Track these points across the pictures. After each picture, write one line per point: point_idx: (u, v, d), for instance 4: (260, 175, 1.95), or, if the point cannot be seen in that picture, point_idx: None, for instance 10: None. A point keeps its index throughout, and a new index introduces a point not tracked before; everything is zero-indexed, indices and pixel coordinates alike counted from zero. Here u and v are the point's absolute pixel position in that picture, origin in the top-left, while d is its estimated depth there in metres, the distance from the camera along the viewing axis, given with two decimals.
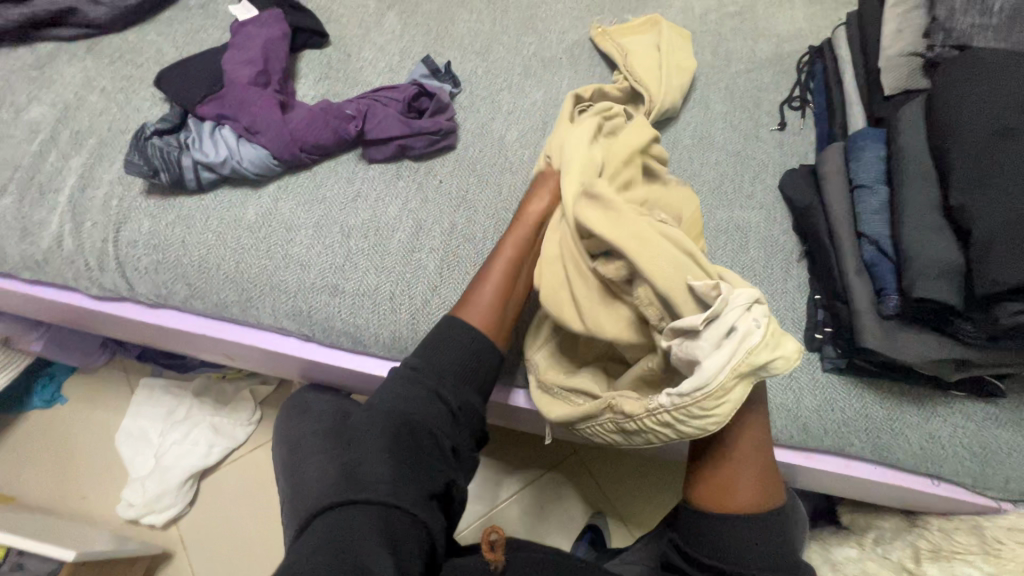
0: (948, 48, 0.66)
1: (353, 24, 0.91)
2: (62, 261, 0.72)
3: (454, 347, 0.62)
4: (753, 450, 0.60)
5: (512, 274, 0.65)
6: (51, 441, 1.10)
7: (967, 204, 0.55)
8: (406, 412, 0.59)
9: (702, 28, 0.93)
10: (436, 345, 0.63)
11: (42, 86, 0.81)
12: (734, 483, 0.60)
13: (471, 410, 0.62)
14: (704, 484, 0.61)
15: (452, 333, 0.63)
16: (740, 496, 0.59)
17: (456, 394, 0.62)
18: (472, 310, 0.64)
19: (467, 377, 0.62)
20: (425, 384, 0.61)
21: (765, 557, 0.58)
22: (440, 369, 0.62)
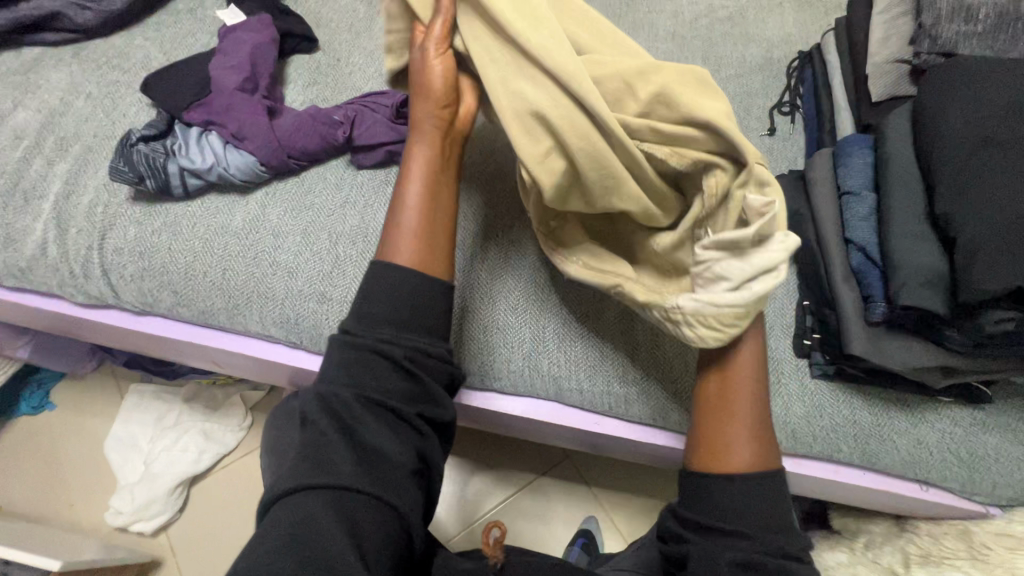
0: (935, 55, 0.66)
1: (343, 29, 0.90)
2: (47, 269, 0.72)
3: (393, 293, 0.54)
4: (745, 388, 0.55)
5: (431, 190, 0.58)
6: (39, 448, 1.09)
7: (951, 212, 0.55)
8: (351, 378, 0.51)
9: (692, 33, 0.93)
10: (373, 297, 0.54)
11: (27, 91, 0.80)
12: (735, 431, 0.53)
13: (428, 358, 0.53)
14: (700, 438, 0.55)
15: (387, 276, 0.54)
16: (741, 445, 0.53)
17: (400, 340, 0.52)
18: (398, 241, 0.56)
19: (414, 320, 0.54)
20: (360, 347, 0.52)
21: (769, 510, 0.50)
22: (378, 323, 0.53)
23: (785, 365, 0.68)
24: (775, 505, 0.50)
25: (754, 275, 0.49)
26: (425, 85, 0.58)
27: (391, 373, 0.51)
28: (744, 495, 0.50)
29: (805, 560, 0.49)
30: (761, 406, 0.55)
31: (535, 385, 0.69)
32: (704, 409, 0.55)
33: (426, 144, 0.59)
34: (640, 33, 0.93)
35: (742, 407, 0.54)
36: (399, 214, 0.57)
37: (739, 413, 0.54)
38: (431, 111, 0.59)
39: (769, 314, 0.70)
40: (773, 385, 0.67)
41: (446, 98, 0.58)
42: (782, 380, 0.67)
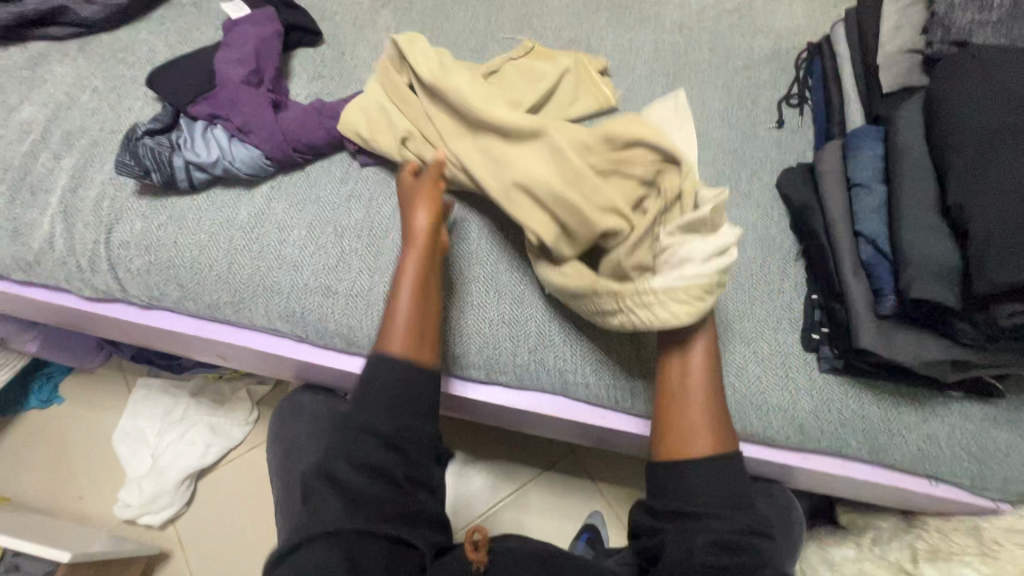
0: (948, 44, 0.65)
1: (347, 22, 0.90)
2: (55, 263, 0.72)
3: (384, 380, 0.56)
4: (702, 378, 0.59)
5: (421, 291, 0.60)
6: (48, 441, 1.10)
7: (964, 203, 0.54)
8: (344, 451, 0.54)
9: (700, 25, 0.92)
10: (367, 385, 0.56)
11: (34, 85, 0.80)
12: (691, 424, 0.57)
13: (414, 429, 0.55)
14: (668, 428, 0.58)
15: (379, 369, 0.56)
16: (702, 430, 0.57)
17: (392, 422, 0.54)
18: (393, 335, 0.58)
19: (406, 405, 0.55)
20: (353, 424, 0.55)
21: (732, 489, 0.55)
22: (368, 407, 0.55)
23: (793, 359, 0.67)
24: (737, 484, 0.55)
25: (713, 252, 0.55)
26: (411, 209, 0.63)
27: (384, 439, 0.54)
28: (708, 477, 0.55)
29: (770, 536, 0.54)
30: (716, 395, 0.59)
31: (541, 379, 0.69)
32: (667, 398, 0.60)
33: (415, 253, 0.62)
34: (646, 25, 0.92)
35: (700, 396, 0.59)
36: (391, 313, 0.59)
37: (696, 401, 0.58)
38: (420, 222, 0.63)
39: (777, 308, 0.70)
40: (780, 379, 0.66)
41: (433, 211, 0.63)
42: (790, 374, 0.67)
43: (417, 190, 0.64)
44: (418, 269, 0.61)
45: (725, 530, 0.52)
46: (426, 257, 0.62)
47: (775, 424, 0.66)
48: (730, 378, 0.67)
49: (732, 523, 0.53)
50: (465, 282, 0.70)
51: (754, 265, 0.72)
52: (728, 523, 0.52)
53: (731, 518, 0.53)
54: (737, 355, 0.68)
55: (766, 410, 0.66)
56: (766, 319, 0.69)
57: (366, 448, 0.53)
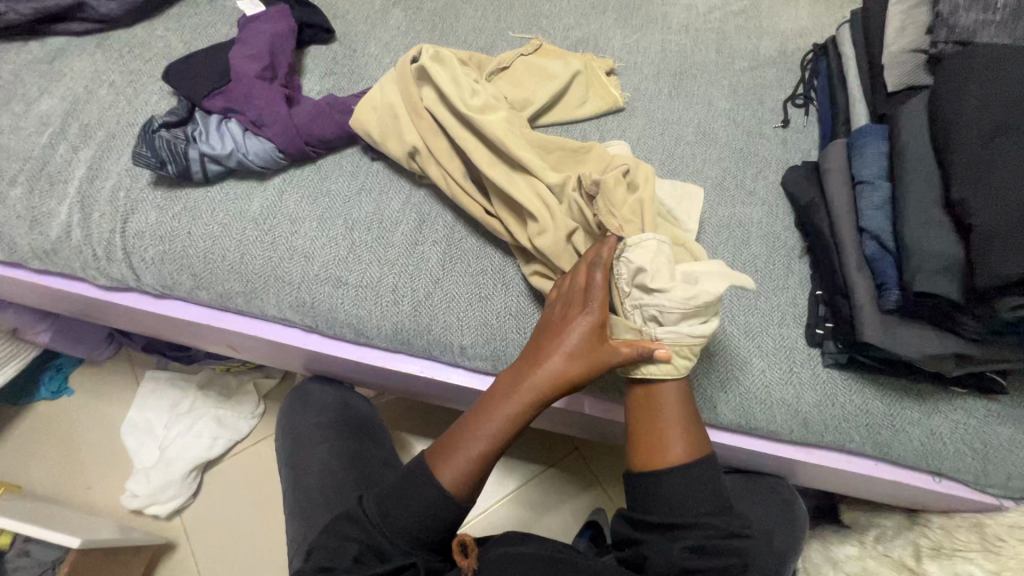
0: (951, 44, 0.66)
1: (359, 20, 0.92)
2: (71, 252, 0.73)
3: (413, 501, 0.57)
4: (674, 403, 0.60)
5: (499, 442, 0.60)
6: (58, 432, 1.12)
7: (967, 199, 0.55)
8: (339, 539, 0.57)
9: (706, 26, 0.93)
10: (396, 498, 0.58)
11: (52, 79, 0.82)
12: (664, 437, 0.59)
13: (395, 518, 0.57)
14: (637, 446, 0.60)
15: (417, 485, 0.58)
16: (674, 450, 0.59)
17: (405, 539, 0.57)
18: (453, 470, 0.58)
19: (424, 535, 0.57)
20: (366, 530, 0.57)
21: (708, 498, 0.57)
22: (388, 522, 0.57)
23: (797, 354, 0.68)
24: (713, 491, 0.58)
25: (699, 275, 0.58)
26: (562, 338, 0.59)
27: (393, 555, 0.56)
28: (682, 494, 0.57)
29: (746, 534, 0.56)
30: (689, 422, 0.60)
31: None
32: (639, 420, 0.61)
33: (522, 403, 0.59)
34: (653, 26, 0.93)
35: (674, 425, 0.59)
36: (466, 443, 0.59)
37: (669, 426, 0.59)
38: (554, 382, 0.59)
39: (782, 303, 0.70)
40: (785, 373, 0.67)
41: (574, 382, 0.59)
42: (795, 369, 0.67)
43: (581, 348, 0.58)
44: (512, 423, 0.60)
45: (704, 539, 0.55)
46: (529, 417, 0.60)
47: (778, 419, 0.67)
48: (734, 370, 0.68)
49: (711, 530, 0.56)
50: (487, 287, 0.70)
51: (759, 261, 0.73)
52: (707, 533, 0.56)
53: (709, 526, 0.56)
54: (741, 349, 0.68)
55: (771, 404, 0.67)
56: (770, 314, 0.70)
57: (378, 556, 0.56)
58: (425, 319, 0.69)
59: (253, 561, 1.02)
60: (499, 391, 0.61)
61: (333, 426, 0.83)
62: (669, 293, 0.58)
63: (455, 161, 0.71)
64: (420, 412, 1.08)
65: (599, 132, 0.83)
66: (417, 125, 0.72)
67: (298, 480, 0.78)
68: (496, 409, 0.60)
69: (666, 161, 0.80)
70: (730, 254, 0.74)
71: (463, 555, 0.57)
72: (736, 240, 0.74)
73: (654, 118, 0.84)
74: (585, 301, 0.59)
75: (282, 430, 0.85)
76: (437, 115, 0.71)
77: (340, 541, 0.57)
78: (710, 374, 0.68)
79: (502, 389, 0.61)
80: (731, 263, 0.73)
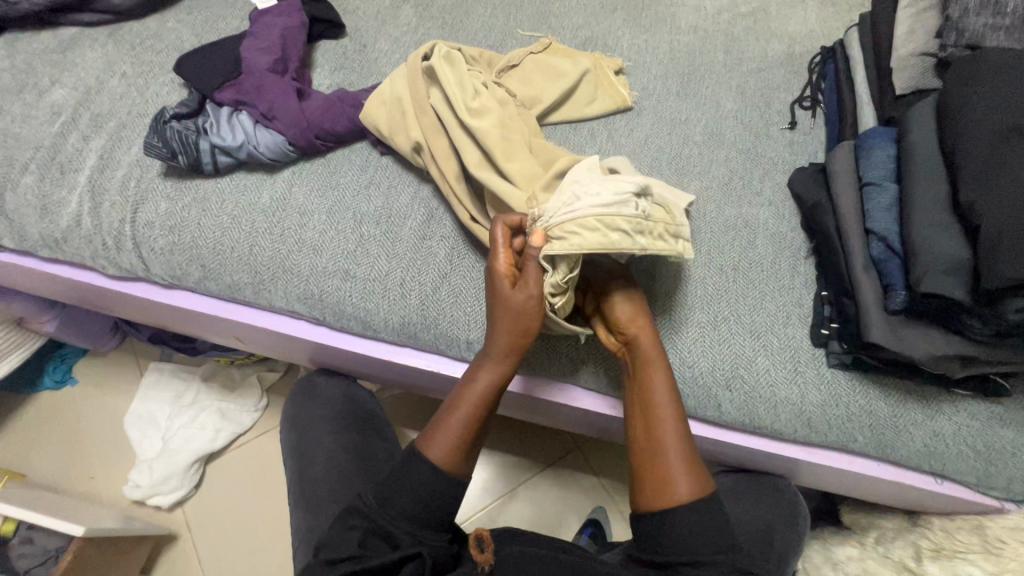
0: (960, 48, 0.66)
1: (369, 16, 0.92)
2: (81, 240, 0.74)
3: (410, 487, 0.57)
4: (668, 419, 0.61)
5: (478, 408, 0.60)
6: (62, 422, 1.12)
7: (975, 201, 0.55)
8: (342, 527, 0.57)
9: (714, 27, 0.94)
10: (394, 487, 0.58)
11: (65, 69, 0.82)
12: (671, 474, 0.58)
13: (394, 502, 0.57)
14: (642, 484, 0.59)
15: (410, 469, 0.58)
16: (680, 484, 0.58)
17: (409, 521, 0.56)
18: (438, 444, 0.59)
19: (427, 518, 0.57)
20: (369, 518, 0.57)
21: (718, 533, 0.56)
22: (389, 508, 0.57)
23: (802, 354, 0.68)
24: (722, 527, 0.56)
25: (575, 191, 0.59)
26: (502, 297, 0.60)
27: (399, 540, 0.56)
28: (694, 533, 0.56)
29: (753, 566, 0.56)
30: (677, 419, 0.61)
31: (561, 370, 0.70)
32: (640, 449, 0.61)
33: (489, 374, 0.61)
34: (662, 26, 0.94)
35: (668, 425, 0.60)
36: (443, 416, 0.60)
37: (666, 439, 0.60)
38: (500, 335, 0.60)
39: (787, 304, 0.71)
40: (790, 372, 0.67)
41: (526, 329, 0.60)
42: (800, 368, 0.68)
43: (513, 295, 0.60)
44: (486, 388, 0.61)
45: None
46: (498, 377, 0.61)
47: (782, 418, 0.67)
48: (740, 369, 0.68)
49: (723, 566, 0.54)
50: None
51: (765, 261, 0.73)
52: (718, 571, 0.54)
53: (719, 562, 0.54)
54: (746, 349, 0.69)
55: (775, 402, 0.67)
56: (775, 314, 0.70)
57: (384, 541, 0.56)
58: (431, 312, 0.70)
59: (255, 554, 1.02)
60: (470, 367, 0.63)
61: (339, 419, 0.84)
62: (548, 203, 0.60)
63: (452, 160, 0.70)
64: (423, 408, 1.08)
65: (607, 130, 0.83)
66: (422, 121, 0.72)
67: (302, 473, 0.78)
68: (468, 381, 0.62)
69: (674, 161, 0.80)
70: (736, 253, 0.74)
71: (479, 549, 0.56)
72: (743, 240, 0.75)
73: (662, 118, 0.84)
74: (492, 252, 0.62)
75: (287, 421, 0.86)
76: (441, 113, 0.71)
77: (345, 531, 0.56)
78: (711, 373, 0.68)
79: (473, 364, 0.63)
80: (737, 262, 0.73)
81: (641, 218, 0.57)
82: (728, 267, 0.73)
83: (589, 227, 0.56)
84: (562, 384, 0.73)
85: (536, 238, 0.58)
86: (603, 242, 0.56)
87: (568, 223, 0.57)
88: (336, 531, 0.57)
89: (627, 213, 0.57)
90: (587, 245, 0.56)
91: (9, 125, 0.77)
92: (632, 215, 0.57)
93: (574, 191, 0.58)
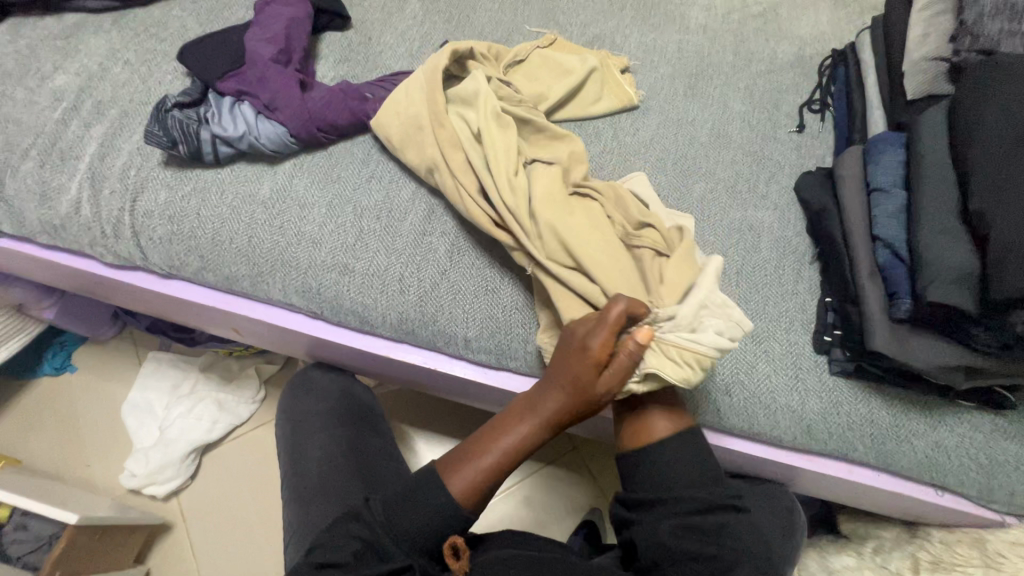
0: (973, 53, 0.66)
1: (375, 9, 0.91)
2: (80, 228, 0.73)
3: (417, 506, 0.57)
4: None
5: (513, 457, 0.60)
6: (60, 408, 1.12)
7: (986, 210, 0.54)
8: (343, 529, 0.57)
9: (724, 27, 0.92)
10: (402, 503, 0.58)
11: (68, 55, 0.82)
12: (652, 419, 0.63)
13: (399, 520, 0.57)
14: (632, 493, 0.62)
15: (421, 491, 0.58)
16: (659, 425, 0.63)
17: (410, 540, 0.56)
18: (464, 479, 0.58)
19: (425, 542, 0.56)
20: (371, 528, 0.57)
21: (693, 470, 0.61)
22: (393, 525, 0.56)
23: (804, 360, 0.67)
24: (700, 467, 0.62)
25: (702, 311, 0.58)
26: (582, 378, 0.56)
27: (392, 553, 0.55)
28: (671, 463, 0.61)
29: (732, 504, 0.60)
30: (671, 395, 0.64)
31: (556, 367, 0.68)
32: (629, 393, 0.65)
33: (535, 431, 0.60)
34: (671, 25, 0.92)
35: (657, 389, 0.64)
36: (479, 455, 0.60)
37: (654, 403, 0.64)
38: (563, 406, 0.58)
39: (790, 309, 0.70)
40: (790, 379, 0.67)
41: (590, 409, 0.58)
42: (801, 376, 0.67)
43: (597, 381, 0.56)
44: (524, 442, 0.60)
45: (690, 511, 0.59)
46: (543, 435, 0.60)
47: (782, 424, 0.66)
48: (740, 375, 0.67)
49: (696, 501, 0.59)
50: (498, 281, 0.70)
51: (769, 265, 0.72)
52: (692, 505, 0.59)
53: (694, 499, 0.59)
54: (748, 353, 0.68)
55: (775, 409, 0.66)
56: (778, 319, 0.69)
57: (376, 555, 0.55)
58: (430, 310, 0.69)
59: (248, 547, 1.02)
60: (514, 410, 0.62)
61: (335, 414, 0.83)
62: (674, 311, 0.57)
63: (452, 153, 0.69)
64: (421, 404, 1.08)
65: (612, 129, 0.82)
66: (438, 135, 0.70)
67: (295, 468, 0.78)
68: (510, 427, 0.60)
69: (680, 161, 0.79)
70: (740, 257, 0.73)
71: (456, 557, 0.56)
72: (747, 244, 0.74)
73: (668, 118, 0.83)
74: (596, 326, 0.56)
75: (282, 414, 0.86)
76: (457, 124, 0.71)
77: (342, 538, 0.56)
78: (713, 378, 0.67)
79: (517, 413, 0.61)
80: (740, 267, 0.72)
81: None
82: (731, 272, 0.72)
83: (701, 363, 0.57)
84: None
85: (643, 335, 0.55)
86: (692, 382, 0.57)
87: (686, 349, 0.56)
88: (341, 529, 0.57)
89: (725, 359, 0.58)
90: (684, 379, 0.57)
91: (10, 109, 0.77)
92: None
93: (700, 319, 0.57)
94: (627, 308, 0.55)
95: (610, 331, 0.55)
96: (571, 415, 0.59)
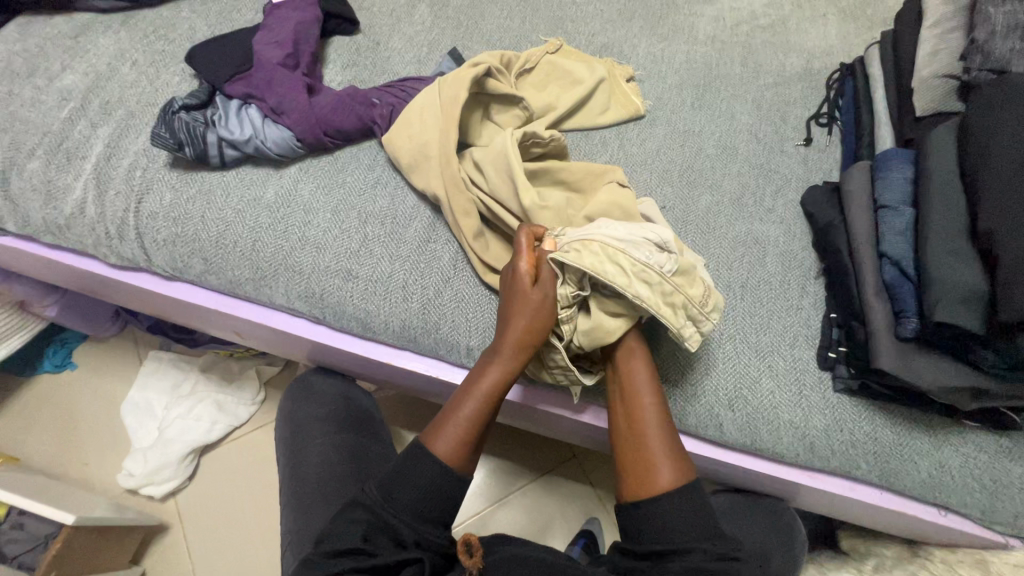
0: (986, 72, 0.64)
1: (384, 13, 0.92)
2: (84, 228, 0.73)
3: (414, 479, 0.56)
4: (652, 417, 0.60)
5: (489, 403, 0.60)
6: (60, 406, 1.12)
7: (996, 230, 0.54)
8: (348, 516, 0.56)
9: (732, 39, 0.92)
10: (398, 480, 0.57)
11: (76, 55, 0.82)
12: (654, 465, 0.58)
13: (397, 499, 0.55)
14: (630, 472, 0.59)
15: (416, 464, 0.57)
16: (662, 473, 0.58)
17: (414, 525, 0.55)
18: (447, 439, 0.58)
19: (428, 509, 0.56)
20: (373, 510, 0.55)
21: (700, 521, 0.55)
22: (393, 501, 0.55)
23: (808, 376, 0.67)
24: (705, 513, 0.56)
25: (609, 225, 0.61)
26: (518, 297, 0.60)
27: (403, 535, 0.54)
28: (676, 517, 0.55)
29: (740, 558, 0.54)
30: (664, 424, 0.60)
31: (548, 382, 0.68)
32: (627, 440, 0.60)
33: (500, 373, 0.60)
34: (679, 35, 0.92)
35: (654, 429, 0.59)
36: (455, 411, 0.60)
37: (651, 440, 0.59)
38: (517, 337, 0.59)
39: (794, 324, 0.69)
40: (793, 396, 0.66)
41: (538, 329, 0.59)
42: (805, 392, 0.66)
43: (530, 294, 0.60)
44: (495, 386, 0.60)
45: (696, 562, 0.53)
46: (511, 372, 0.60)
47: (785, 442, 0.66)
48: (743, 391, 0.66)
49: (705, 551, 0.53)
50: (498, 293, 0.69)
51: (774, 279, 0.72)
52: (699, 559, 0.53)
53: (701, 549, 0.53)
54: (751, 368, 0.67)
55: (778, 425, 0.65)
56: (782, 335, 0.69)
57: (388, 537, 0.55)
58: (433, 317, 0.69)
59: (245, 549, 1.01)
60: (480, 360, 0.62)
61: (335, 419, 0.83)
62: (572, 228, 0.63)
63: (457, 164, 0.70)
64: (421, 409, 1.08)
65: (619, 139, 0.82)
66: (444, 171, 0.69)
67: (293, 474, 0.77)
68: (479, 375, 0.61)
69: (686, 173, 0.79)
70: (745, 270, 0.73)
71: (468, 554, 0.56)
72: (752, 257, 0.73)
73: (675, 129, 0.83)
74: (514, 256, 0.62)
75: (282, 418, 0.86)
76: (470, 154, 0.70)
77: (348, 524, 0.55)
78: (715, 392, 0.67)
79: (482, 360, 0.62)
80: (745, 280, 0.72)
81: (652, 266, 0.57)
82: (736, 285, 0.72)
83: (589, 246, 0.58)
84: (553, 393, 0.71)
85: (548, 245, 0.62)
86: (588, 261, 0.57)
87: (574, 240, 0.60)
88: (350, 515, 0.56)
89: (637, 255, 0.58)
90: (580, 260, 0.57)
91: (18, 108, 0.77)
92: (641, 259, 0.57)
93: (601, 223, 0.62)
94: (529, 231, 0.63)
95: (527, 254, 0.62)
96: (525, 342, 0.59)
